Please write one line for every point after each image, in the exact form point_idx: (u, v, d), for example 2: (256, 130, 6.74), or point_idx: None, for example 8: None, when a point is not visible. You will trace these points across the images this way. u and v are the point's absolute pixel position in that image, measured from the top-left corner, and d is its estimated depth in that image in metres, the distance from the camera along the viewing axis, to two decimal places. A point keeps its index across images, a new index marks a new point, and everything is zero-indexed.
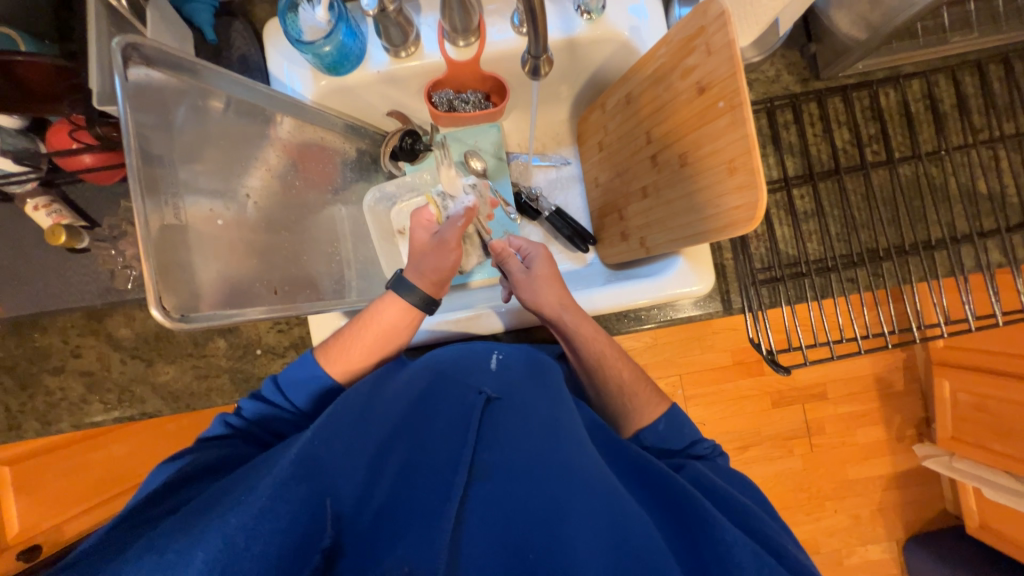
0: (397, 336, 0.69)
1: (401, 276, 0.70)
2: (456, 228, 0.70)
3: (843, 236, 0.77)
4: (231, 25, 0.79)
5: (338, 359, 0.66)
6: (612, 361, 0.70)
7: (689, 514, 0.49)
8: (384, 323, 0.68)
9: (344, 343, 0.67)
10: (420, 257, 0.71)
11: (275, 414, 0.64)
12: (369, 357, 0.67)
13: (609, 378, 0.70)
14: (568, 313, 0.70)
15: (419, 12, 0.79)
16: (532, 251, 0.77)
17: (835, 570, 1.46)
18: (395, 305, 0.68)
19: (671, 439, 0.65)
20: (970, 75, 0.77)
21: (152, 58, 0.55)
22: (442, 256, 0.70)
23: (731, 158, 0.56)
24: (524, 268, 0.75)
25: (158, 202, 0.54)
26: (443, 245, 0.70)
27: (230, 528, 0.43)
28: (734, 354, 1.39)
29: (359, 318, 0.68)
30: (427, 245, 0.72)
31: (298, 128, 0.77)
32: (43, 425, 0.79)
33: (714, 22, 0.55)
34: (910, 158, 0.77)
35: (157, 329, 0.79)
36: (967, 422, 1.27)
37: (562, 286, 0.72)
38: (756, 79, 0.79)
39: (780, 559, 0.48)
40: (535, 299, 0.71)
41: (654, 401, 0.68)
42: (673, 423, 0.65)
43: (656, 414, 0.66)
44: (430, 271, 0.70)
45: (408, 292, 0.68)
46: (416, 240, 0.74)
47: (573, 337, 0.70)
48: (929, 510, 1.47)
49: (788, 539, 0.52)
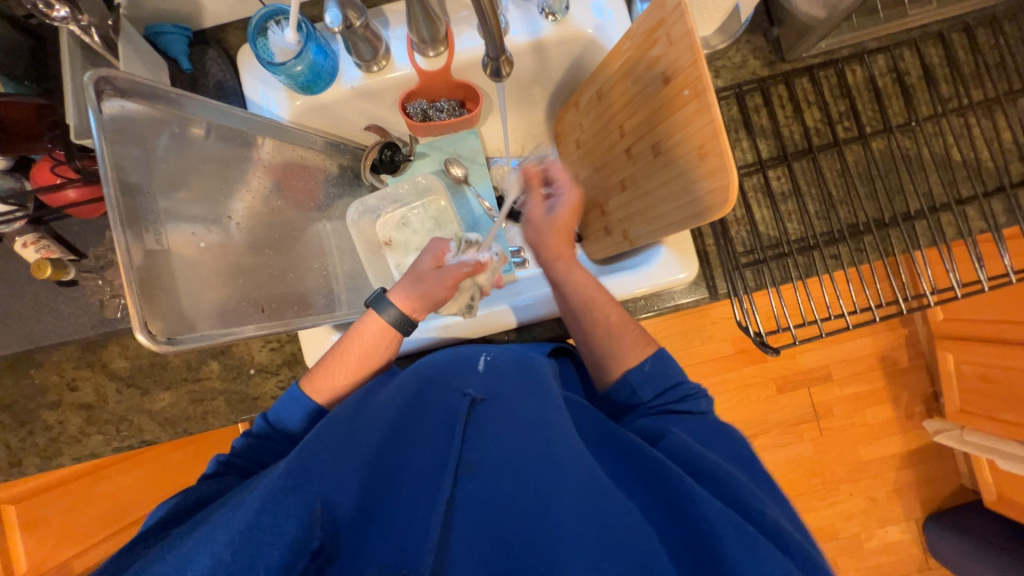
0: (378, 355, 0.69)
1: (382, 296, 0.69)
2: (461, 271, 0.73)
3: (822, 214, 0.77)
4: (206, 53, 0.81)
5: (322, 385, 0.66)
6: (601, 305, 0.70)
7: (671, 492, 0.49)
8: (367, 345, 0.68)
9: (327, 367, 0.67)
10: (414, 278, 0.71)
11: (261, 446, 0.64)
12: (353, 378, 0.68)
13: (597, 321, 0.69)
14: (561, 263, 0.73)
15: (388, 27, 0.80)
16: (561, 191, 0.77)
17: (855, 555, 1.44)
18: (377, 327, 0.68)
19: (657, 379, 0.65)
20: (934, 46, 0.77)
21: (126, 90, 0.56)
22: (434, 287, 0.70)
23: (700, 143, 0.56)
24: (546, 207, 0.77)
25: (140, 231, 0.54)
26: (444, 276, 0.71)
27: (218, 545, 0.43)
28: (735, 343, 1.38)
29: (340, 341, 0.69)
30: (427, 271, 0.72)
31: (279, 148, 0.78)
32: (45, 461, 0.80)
33: (673, 13, 0.56)
34: (882, 131, 0.78)
35: (151, 356, 0.80)
36: (974, 393, 1.26)
37: (569, 241, 0.75)
38: (723, 66, 0.80)
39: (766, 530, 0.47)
40: (538, 240, 0.76)
41: (640, 343, 0.68)
42: (658, 363, 0.66)
43: (642, 355, 0.67)
44: (417, 296, 0.70)
45: (391, 311, 0.68)
46: (417, 262, 0.74)
47: (562, 282, 0.72)
48: (946, 487, 1.45)
49: (771, 504, 0.51)
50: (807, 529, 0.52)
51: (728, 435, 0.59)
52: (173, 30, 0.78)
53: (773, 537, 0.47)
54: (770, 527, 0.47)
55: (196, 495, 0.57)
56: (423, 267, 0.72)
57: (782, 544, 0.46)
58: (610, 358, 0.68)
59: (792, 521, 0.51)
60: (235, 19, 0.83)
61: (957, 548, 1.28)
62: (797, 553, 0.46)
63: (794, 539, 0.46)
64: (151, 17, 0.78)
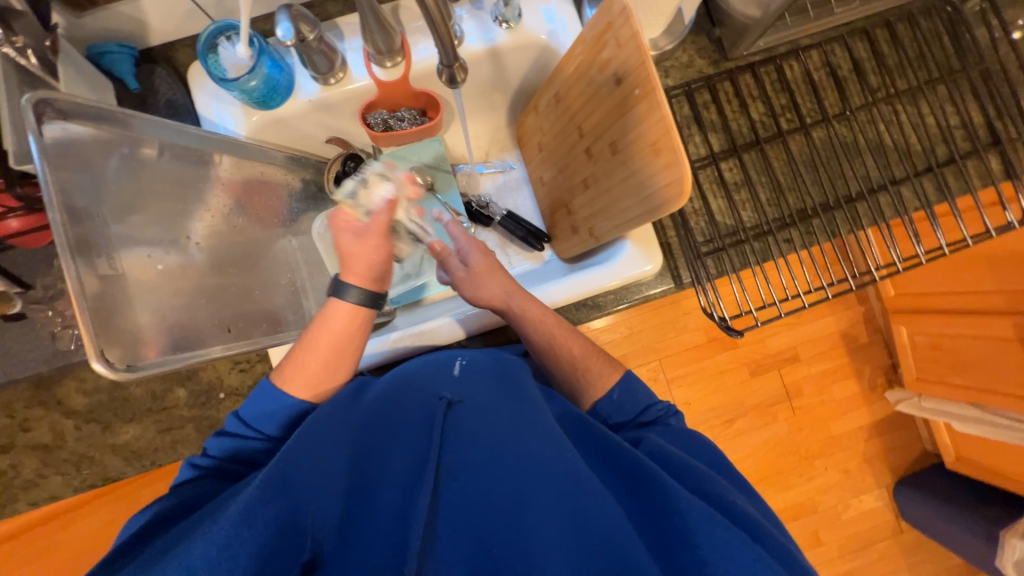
0: (351, 340, 0.66)
1: (337, 281, 0.66)
2: (382, 222, 0.68)
3: (773, 201, 0.82)
4: (154, 72, 0.79)
5: (294, 378, 0.64)
6: (562, 340, 0.72)
7: (649, 487, 0.51)
8: (337, 331, 0.65)
9: (298, 358, 0.64)
10: (347, 260, 0.67)
11: (240, 447, 0.62)
12: (325, 367, 0.64)
13: (562, 359, 0.72)
14: (515, 307, 0.73)
15: (343, 39, 0.80)
16: (465, 246, 0.77)
17: (834, 526, 1.50)
18: (341, 312, 0.65)
19: (625, 406, 0.67)
20: (860, 41, 0.84)
21: (69, 111, 0.54)
22: (371, 252, 0.67)
23: (653, 140, 0.59)
24: (463, 267, 0.77)
25: (92, 259, 0.53)
26: (370, 239, 0.67)
27: (194, 559, 0.42)
28: (707, 332, 1.43)
29: (308, 333, 0.66)
30: (352, 246, 0.67)
31: (237, 165, 0.76)
32: (0, 508, 0.75)
33: (619, 17, 0.58)
34: (821, 121, 0.83)
35: (111, 388, 0.76)
36: (926, 361, 1.35)
37: (503, 274, 0.75)
38: (672, 66, 0.84)
39: (735, 519, 0.50)
40: (477, 293, 0.75)
41: (604, 369, 0.71)
42: (626, 390, 0.68)
43: (611, 381, 0.69)
44: (361, 268, 0.66)
45: (353, 292, 0.65)
46: (338, 244, 0.68)
47: (522, 321, 0.73)
48: (910, 454, 1.53)
49: (743, 499, 0.54)
50: (771, 516, 0.56)
51: (695, 441, 0.62)
52: (118, 49, 0.76)
53: (748, 528, 0.49)
54: (744, 519, 0.50)
55: (184, 497, 0.55)
56: (346, 244, 0.67)
57: (760, 536, 0.48)
58: (586, 391, 0.70)
59: (759, 511, 0.55)
60: (184, 37, 0.81)
61: (926, 509, 1.36)
62: (770, 542, 0.49)
63: (771, 532, 0.49)
64: (93, 37, 0.75)
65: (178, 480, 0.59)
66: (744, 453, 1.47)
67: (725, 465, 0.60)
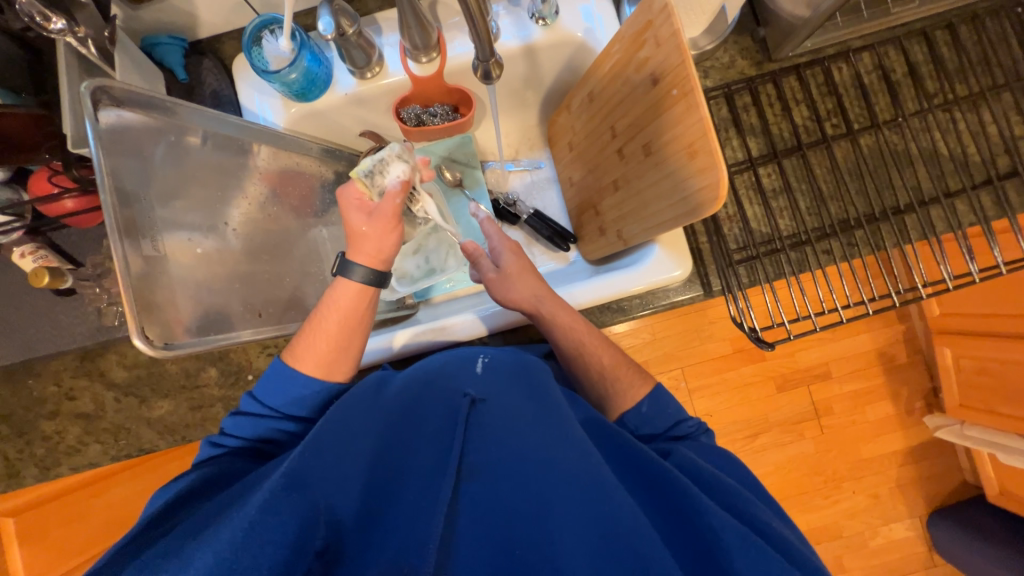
0: (358, 317, 0.67)
1: (344, 259, 0.66)
2: (394, 206, 0.64)
3: (813, 210, 0.78)
4: (202, 63, 0.82)
5: (306, 356, 0.65)
6: (592, 349, 0.71)
7: (676, 498, 0.50)
8: (344, 308, 0.66)
9: (308, 336, 0.66)
10: (357, 240, 0.66)
11: (257, 424, 0.64)
12: (334, 345, 0.66)
13: (591, 368, 0.71)
14: (543, 311, 0.73)
15: (381, 34, 0.82)
16: (497, 245, 0.78)
17: (860, 553, 1.43)
18: (348, 289, 0.66)
19: (656, 420, 0.65)
20: (918, 43, 0.79)
21: (122, 99, 0.57)
22: (381, 237, 0.66)
23: (690, 141, 0.57)
24: (494, 270, 0.77)
25: (137, 241, 0.55)
26: (381, 223, 0.65)
27: (221, 545, 0.44)
28: (733, 342, 1.39)
29: (318, 311, 0.67)
30: (362, 228, 0.65)
31: (275, 155, 0.78)
32: (44, 470, 0.80)
33: (659, 15, 0.57)
34: (870, 128, 0.78)
35: (149, 364, 0.80)
36: (972, 387, 1.27)
37: (534, 277, 0.75)
38: (712, 66, 0.82)
39: (765, 537, 0.49)
40: (508, 296, 0.75)
41: (635, 381, 0.69)
42: (656, 404, 0.66)
43: (640, 395, 0.68)
44: (371, 250, 0.66)
45: (358, 271, 0.66)
46: (348, 223, 0.66)
47: (551, 326, 0.72)
48: (949, 484, 1.45)
49: (775, 518, 0.52)
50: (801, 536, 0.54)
51: (724, 457, 0.61)
52: (169, 40, 0.79)
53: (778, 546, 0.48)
54: (775, 538, 0.48)
55: (210, 473, 0.59)
56: (357, 225, 0.66)
57: (792, 555, 0.47)
58: (614, 401, 0.69)
59: (789, 530, 0.54)
60: (231, 30, 0.84)
61: (965, 544, 1.28)
62: (802, 560, 0.48)
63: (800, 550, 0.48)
64: (147, 29, 0.79)
65: (201, 456, 0.63)
66: (767, 470, 1.42)
67: (755, 483, 0.59)
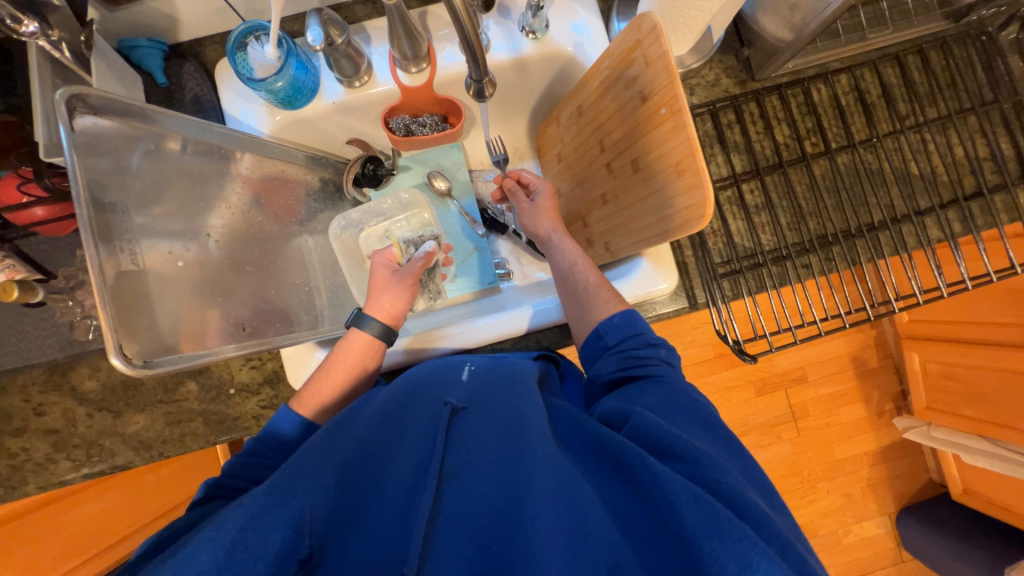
0: (365, 365, 0.71)
1: (362, 313, 0.73)
2: (416, 267, 0.79)
3: (793, 225, 0.81)
4: (182, 67, 0.80)
5: (311, 401, 0.67)
6: (583, 268, 0.75)
7: (636, 472, 0.47)
8: (353, 358, 0.70)
9: (316, 385, 0.69)
10: (376, 295, 0.76)
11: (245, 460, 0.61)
12: (340, 393, 0.69)
13: (577, 285, 0.73)
14: (552, 239, 0.80)
15: (369, 43, 0.80)
16: (538, 187, 0.84)
17: (835, 551, 1.48)
18: (359, 340, 0.72)
19: (624, 329, 0.65)
20: (892, 67, 0.83)
21: (99, 107, 0.54)
22: (399, 292, 0.77)
23: (678, 160, 0.58)
24: (529, 202, 0.84)
25: (112, 248, 0.53)
26: (404, 278, 0.78)
27: (202, 564, 0.43)
28: (714, 347, 1.42)
29: (326, 360, 0.71)
30: (387, 280, 0.78)
31: (258, 163, 0.77)
32: (9, 490, 0.76)
33: (649, 35, 0.58)
34: (846, 147, 0.82)
35: (124, 378, 0.77)
36: (938, 391, 1.33)
37: (559, 217, 0.82)
38: (697, 84, 0.84)
39: (724, 498, 0.45)
40: (533, 226, 0.82)
41: (613, 300, 0.69)
42: (628, 316, 0.66)
43: (614, 311, 0.68)
44: (388, 304, 0.75)
45: (373, 325, 0.72)
46: (377, 275, 0.80)
47: (556, 251, 0.78)
48: (916, 482, 1.51)
49: (737, 474, 0.48)
50: (764, 486, 0.50)
51: (711, 420, 0.55)
52: (148, 44, 0.77)
53: (724, 497, 0.45)
54: (727, 492, 0.45)
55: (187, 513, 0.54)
56: (384, 277, 0.79)
57: (743, 511, 0.44)
58: (587, 312, 0.70)
59: (747, 481, 0.49)
60: (214, 34, 0.82)
61: (930, 540, 1.33)
62: (754, 517, 0.44)
63: (756, 506, 0.44)
64: (125, 31, 0.76)
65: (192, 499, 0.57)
66: None
67: (719, 426, 0.55)
